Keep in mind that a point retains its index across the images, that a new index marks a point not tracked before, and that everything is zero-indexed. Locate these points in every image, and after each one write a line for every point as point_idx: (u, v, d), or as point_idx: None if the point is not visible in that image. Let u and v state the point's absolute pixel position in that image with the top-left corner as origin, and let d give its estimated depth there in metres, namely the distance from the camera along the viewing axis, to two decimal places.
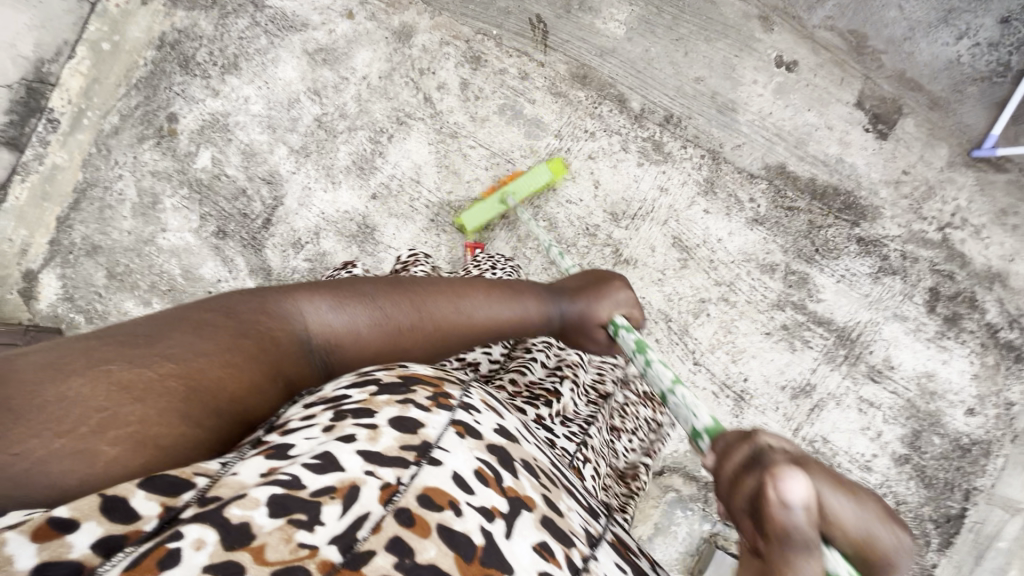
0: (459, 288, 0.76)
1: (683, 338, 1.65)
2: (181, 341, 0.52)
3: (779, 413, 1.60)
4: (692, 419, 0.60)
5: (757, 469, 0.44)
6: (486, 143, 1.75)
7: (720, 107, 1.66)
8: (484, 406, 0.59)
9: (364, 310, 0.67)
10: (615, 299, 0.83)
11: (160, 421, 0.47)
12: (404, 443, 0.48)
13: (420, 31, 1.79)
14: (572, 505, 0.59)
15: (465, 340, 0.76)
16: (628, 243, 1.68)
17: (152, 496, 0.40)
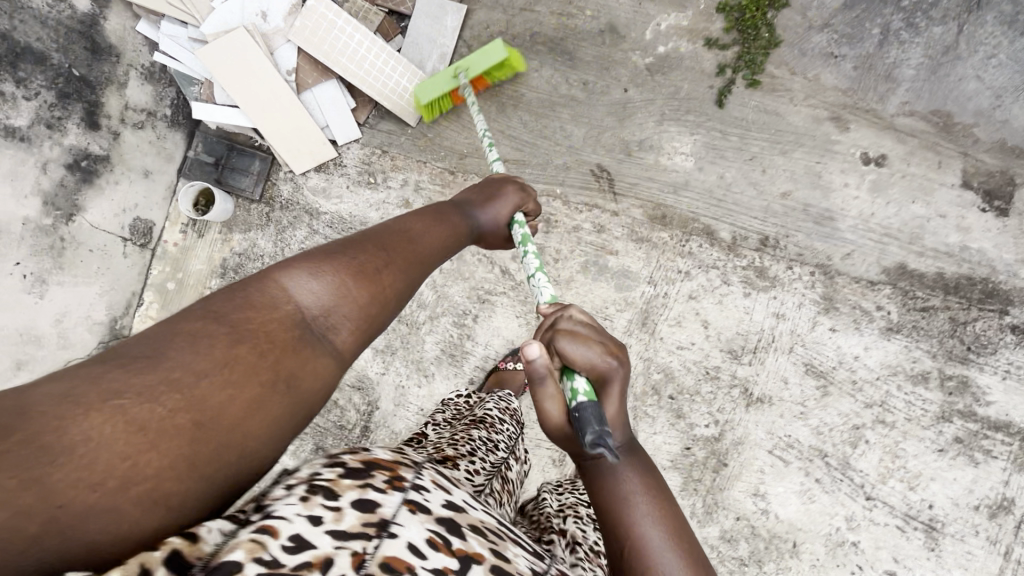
0: (416, 224, 0.82)
1: (846, 473, 1.49)
2: (175, 369, 0.48)
3: (981, 537, 1.42)
4: (541, 296, 1.01)
5: (553, 328, 0.75)
6: (578, 303, 1.67)
7: (816, 218, 1.57)
8: (435, 483, 0.58)
9: (339, 270, 0.63)
10: (510, 200, 1.07)
11: (173, 479, 0.44)
12: (366, 521, 0.47)
13: None
14: (520, 553, 0.59)
15: (438, 265, 0.82)
16: (757, 379, 1.55)
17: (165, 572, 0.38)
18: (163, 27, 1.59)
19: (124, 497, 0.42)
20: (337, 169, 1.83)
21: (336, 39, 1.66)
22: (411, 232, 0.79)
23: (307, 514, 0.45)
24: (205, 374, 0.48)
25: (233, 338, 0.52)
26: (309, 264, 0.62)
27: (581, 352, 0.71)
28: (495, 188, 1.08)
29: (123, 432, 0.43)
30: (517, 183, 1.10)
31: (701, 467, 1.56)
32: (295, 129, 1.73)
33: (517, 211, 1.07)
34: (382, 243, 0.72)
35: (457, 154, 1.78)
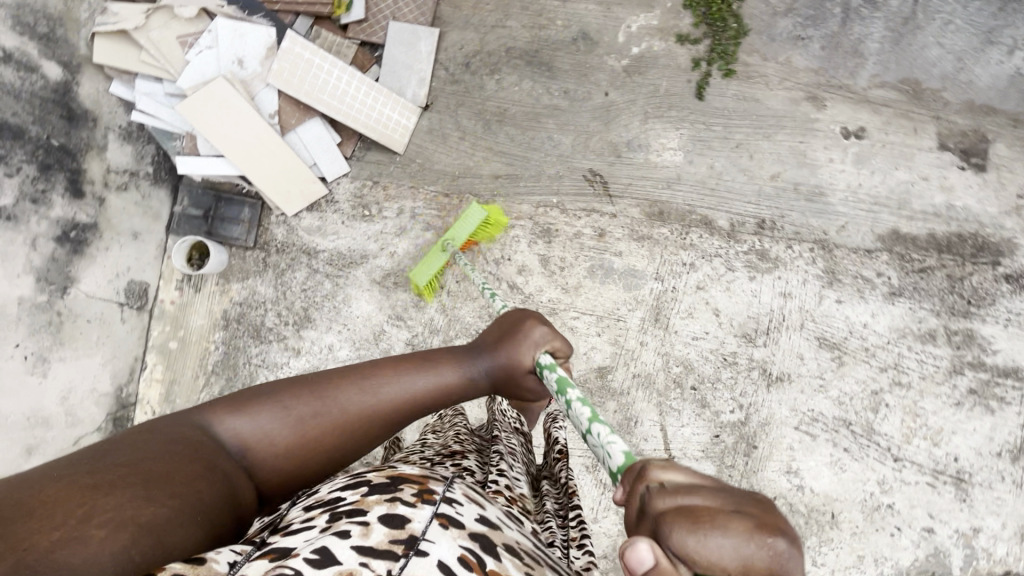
0: (375, 375, 0.75)
1: (872, 438, 1.53)
2: (120, 454, 0.56)
3: (1007, 482, 1.48)
4: (609, 458, 0.65)
5: (642, 512, 0.47)
6: (589, 308, 1.68)
7: (807, 196, 1.61)
8: (466, 498, 0.65)
9: (276, 415, 0.69)
10: (533, 337, 0.80)
11: (138, 504, 0.51)
12: (393, 538, 0.55)
13: None
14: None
15: (385, 420, 0.75)
16: (774, 359, 1.59)
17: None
18: (139, 86, 1.55)
19: (94, 531, 0.47)
20: (330, 205, 1.81)
21: (315, 78, 1.65)
22: (371, 386, 0.74)
23: (337, 529, 0.54)
24: (148, 455, 0.57)
25: (171, 442, 0.61)
26: (238, 404, 0.70)
27: (719, 547, 0.42)
28: (509, 321, 0.84)
29: (88, 481, 0.51)
30: (540, 321, 0.82)
31: (732, 452, 1.59)
32: (282, 172, 1.71)
33: (545, 349, 0.80)
34: (313, 384, 0.73)
35: (449, 176, 1.78)
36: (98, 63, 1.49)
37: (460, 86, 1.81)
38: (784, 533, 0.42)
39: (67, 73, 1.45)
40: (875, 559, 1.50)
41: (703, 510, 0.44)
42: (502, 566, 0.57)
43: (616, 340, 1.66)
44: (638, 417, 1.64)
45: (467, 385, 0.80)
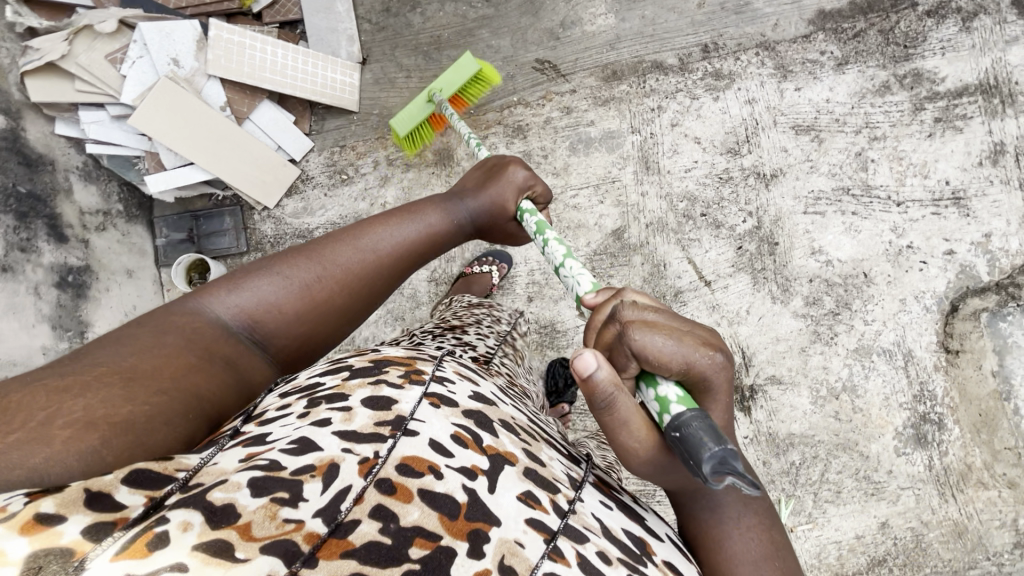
0: (362, 230, 0.90)
1: (872, 194, 1.65)
2: (104, 352, 0.64)
3: (998, 184, 1.61)
4: (579, 287, 0.98)
5: (613, 318, 0.73)
6: (584, 182, 1.75)
7: (736, 9, 1.73)
8: (456, 377, 0.78)
9: (274, 282, 0.80)
10: (515, 179, 1.08)
11: (106, 406, 0.56)
12: (379, 420, 0.65)
13: (456, 145, 1.80)
14: (553, 456, 0.78)
15: (386, 270, 0.90)
16: (763, 161, 1.69)
17: (128, 487, 0.49)
18: (83, 117, 1.53)
19: (56, 432, 0.52)
20: (307, 184, 1.82)
21: (253, 58, 1.66)
22: (360, 240, 0.89)
23: (317, 419, 0.64)
24: (127, 355, 0.64)
25: (162, 334, 0.69)
26: (234, 285, 0.78)
27: (665, 347, 0.68)
28: (490, 172, 1.11)
29: (59, 384, 0.57)
30: (517, 165, 1.10)
31: (758, 255, 1.68)
32: (249, 161, 1.72)
33: (522, 196, 1.09)
34: (313, 251, 0.85)
35: None
36: (36, 102, 1.46)
37: (388, 31, 1.85)
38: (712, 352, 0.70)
39: (10, 119, 1.41)
40: (915, 297, 1.63)
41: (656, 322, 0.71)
42: (499, 442, 0.69)
43: (620, 199, 1.73)
44: (666, 260, 1.71)
45: (456, 227, 1.03)
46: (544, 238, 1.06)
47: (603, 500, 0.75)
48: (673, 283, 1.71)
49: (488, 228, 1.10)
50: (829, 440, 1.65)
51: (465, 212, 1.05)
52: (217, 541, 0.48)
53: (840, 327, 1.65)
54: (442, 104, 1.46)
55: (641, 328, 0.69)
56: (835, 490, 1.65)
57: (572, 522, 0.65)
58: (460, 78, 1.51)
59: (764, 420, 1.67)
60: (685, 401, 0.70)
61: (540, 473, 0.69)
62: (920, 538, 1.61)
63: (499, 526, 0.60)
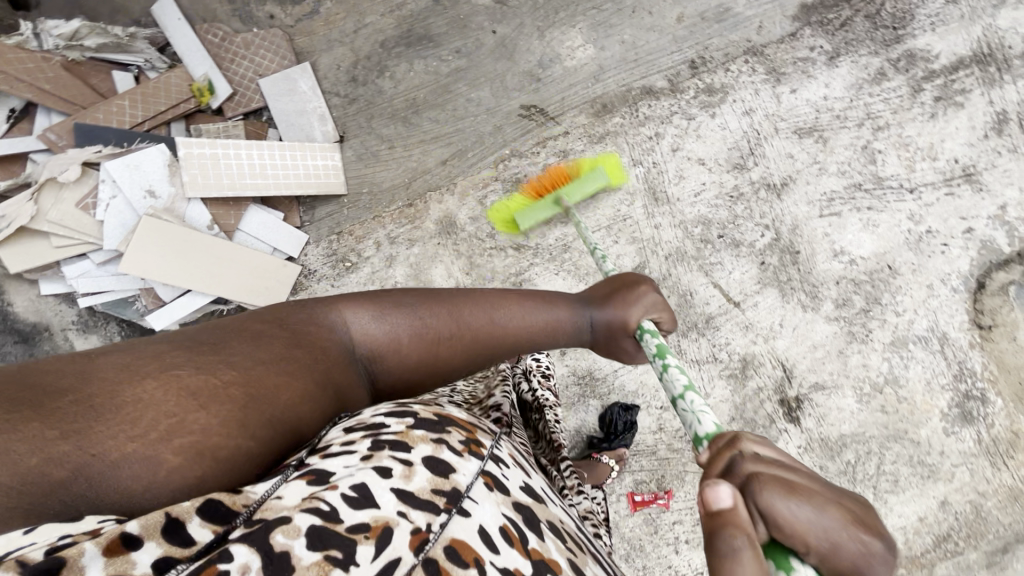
0: (494, 300, 0.87)
1: (884, 185, 1.63)
2: (240, 351, 0.66)
3: (1005, 153, 1.60)
4: (698, 425, 0.74)
5: (733, 473, 0.61)
6: (595, 224, 1.70)
7: (717, 18, 1.67)
8: (511, 462, 0.72)
9: (404, 320, 0.81)
10: (646, 300, 0.92)
11: (219, 435, 0.58)
12: (436, 488, 0.59)
13: (457, 210, 1.73)
14: (600, 572, 0.68)
15: (500, 346, 0.87)
16: (771, 170, 1.66)
17: (200, 520, 0.50)
18: (67, 272, 1.45)
19: (172, 452, 0.55)
20: (311, 278, 1.71)
21: (229, 167, 1.56)
22: (490, 312, 0.86)
23: (379, 465, 0.58)
24: (256, 366, 0.65)
25: (291, 346, 0.70)
26: (378, 309, 0.80)
27: (800, 515, 0.56)
28: (623, 281, 0.95)
29: (187, 390, 0.59)
30: (653, 287, 0.94)
31: (782, 267, 1.67)
32: (250, 272, 1.61)
33: (649, 318, 0.91)
34: (450, 302, 0.84)
35: (403, 187, 1.74)
36: (16, 271, 1.37)
37: (359, 101, 1.75)
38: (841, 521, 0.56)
39: None
40: (942, 280, 1.63)
41: (794, 484, 0.58)
42: (544, 545, 0.63)
43: (634, 235, 1.69)
44: (692, 288, 1.69)
45: (570, 328, 0.91)
46: (664, 362, 0.85)
47: None
48: (703, 311, 1.69)
49: (605, 346, 0.94)
50: (880, 434, 1.68)
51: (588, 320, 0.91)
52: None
53: (873, 323, 1.66)
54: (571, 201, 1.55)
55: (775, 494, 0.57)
56: (893, 480, 1.68)
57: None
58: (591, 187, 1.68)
59: (814, 427, 1.69)
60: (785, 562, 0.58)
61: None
62: (980, 509, 1.65)
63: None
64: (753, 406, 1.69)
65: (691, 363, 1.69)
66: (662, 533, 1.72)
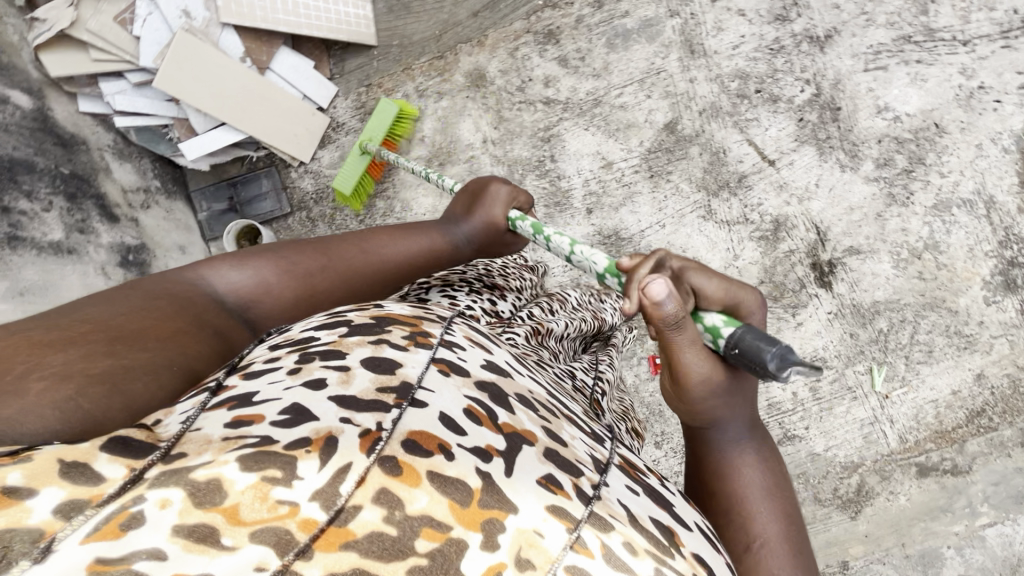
0: (365, 235, 0.85)
1: (936, 37, 1.56)
2: (95, 309, 0.57)
3: None
4: (595, 266, 0.83)
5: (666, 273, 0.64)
6: (628, 78, 1.66)
7: None
8: (468, 342, 0.63)
9: (266, 264, 0.75)
10: (499, 195, 0.98)
11: (90, 360, 0.50)
12: (381, 386, 0.51)
13: (487, 63, 1.71)
14: (576, 434, 0.61)
15: (383, 279, 0.85)
16: (815, 22, 1.59)
17: (109, 456, 0.38)
18: (106, 89, 1.45)
19: (32, 383, 0.45)
20: (339, 131, 1.75)
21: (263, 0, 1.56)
22: (361, 244, 0.84)
23: (309, 378, 0.50)
24: (123, 312, 0.58)
25: (151, 298, 0.62)
26: (237, 260, 0.73)
27: (710, 288, 0.62)
28: (476, 188, 1.00)
29: (39, 337, 0.50)
30: (502, 181, 1.00)
31: (821, 124, 1.61)
32: (279, 114, 1.65)
33: (512, 206, 0.99)
34: (309, 245, 0.80)
35: (433, 39, 1.72)
36: (56, 77, 1.39)
37: None
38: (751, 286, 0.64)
39: (35, 99, 1.34)
40: (992, 139, 1.55)
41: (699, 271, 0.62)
42: (516, 419, 0.54)
43: (667, 90, 1.65)
44: (725, 145, 1.64)
45: (447, 250, 0.96)
46: (545, 235, 0.92)
47: (632, 484, 0.57)
48: (735, 169, 1.64)
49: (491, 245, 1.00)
50: (915, 302, 1.62)
51: (461, 235, 0.96)
52: (195, 528, 0.35)
53: (915, 185, 1.59)
54: (372, 147, 1.55)
55: (701, 269, 0.63)
56: (926, 350, 1.62)
57: (597, 509, 0.48)
58: (384, 121, 1.61)
59: (846, 293, 1.64)
60: (732, 322, 0.61)
61: (563, 454, 0.53)
62: (1018, 383, 1.59)
63: (516, 514, 0.44)
64: (783, 269, 1.64)
65: (720, 224, 1.66)
66: None
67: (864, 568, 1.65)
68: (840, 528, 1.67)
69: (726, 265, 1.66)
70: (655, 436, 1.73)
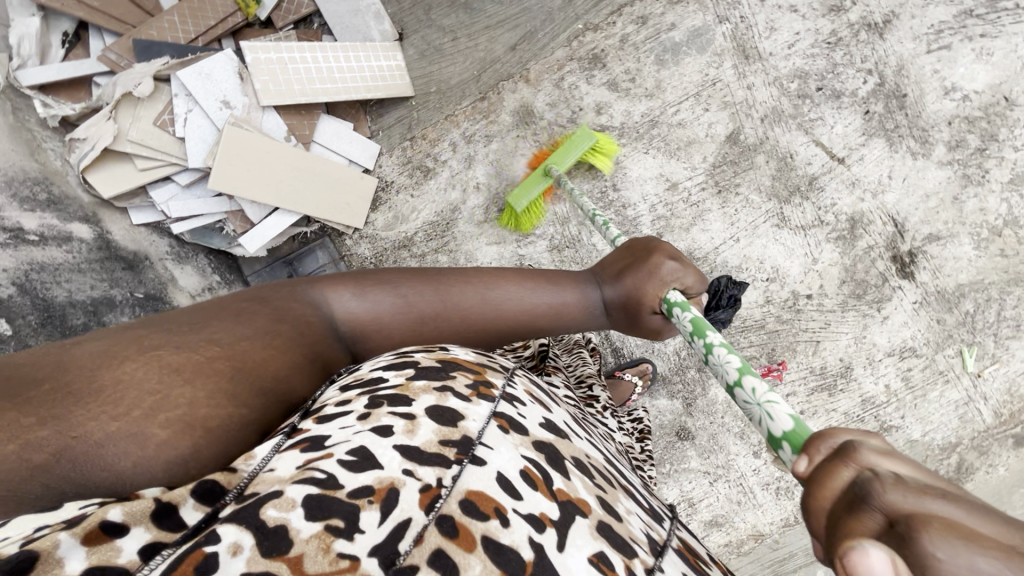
0: (496, 279, 0.86)
1: (997, 8, 1.52)
2: (220, 329, 0.64)
3: None
4: (770, 422, 0.62)
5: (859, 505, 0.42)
6: (683, 93, 1.60)
7: None
8: (529, 398, 0.72)
9: (386, 296, 0.79)
10: (660, 271, 0.86)
11: (207, 406, 0.57)
12: (444, 440, 0.58)
13: (533, 96, 1.63)
14: (633, 509, 0.70)
15: (493, 328, 0.85)
16: (871, 8, 1.54)
17: (194, 503, 0.48)
18: (157, 197, 1.38)
19: (156, 430, 0.53)
20: (390, 191, 1.69)
21: (298, 72, 1.47)
22: (488, 292, 0.84)
23: (378, 425, 0.57)
24: (245, 342, 0.64)
25: (275, 322, 0.68)
26: (361, 287, 0.78)
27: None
28: (634, 254, 0.90)
29: (173, 365, 0.57)
30: (668, 252, 0.87)
31: (889, 113, 1.56)
32: (333, 189, 1.58)
33: (671, 287, 0.85)
34: (439, 283, 0.83)
35: (473, 80, 1.65)
36: (109, 197, 1.32)
37: None
38: None
39: (93, 226, 1.27)
40: None
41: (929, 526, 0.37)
42: (571, 485, 0.62)
43: (725, 100, 1.59)
44: (792, 149, 1.60)
45: (579, 312, 0.89)
46: (705, 343, 0.77)
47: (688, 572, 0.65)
48: (805, 172, 1.60)
49: (626, 325, 0.90)
50: (999, 279, 1.61)
51: (598, 298, 0.89)
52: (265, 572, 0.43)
53: (990, 163, 1.56)
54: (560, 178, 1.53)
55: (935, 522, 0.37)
56: (1015, 325, 1.63)
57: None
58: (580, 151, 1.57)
59: (930, 280, 1.62)
60: None
61: (615, 532, 0.60)
62: None
63: None
64: (864, 266, 1.63)
65: (796, 229, 1.62)
66: None
67: None
68: None
69: (806, 270, 1.64)
70: (753, 446, 1.75)
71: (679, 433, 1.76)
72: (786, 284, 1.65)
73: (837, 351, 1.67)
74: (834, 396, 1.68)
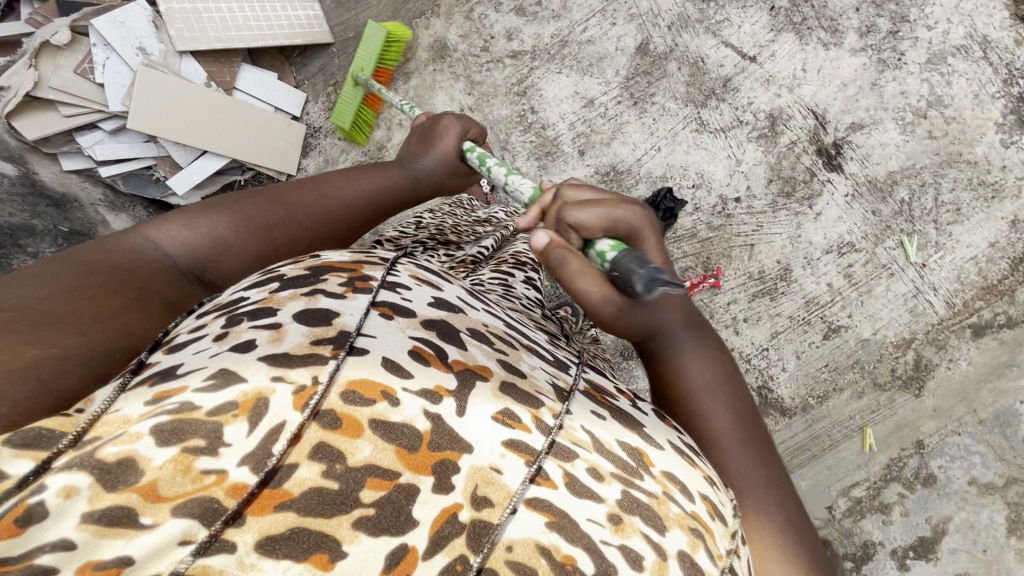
0: (316, 179, 0.85)
1: None
2: (19, 289, 0.52)
3: None
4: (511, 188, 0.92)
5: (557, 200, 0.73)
6: (589, 11, 1.64)
7: None
8: (415, 279, 0.59)
9: (211, 217, 0.71)
10: (450, 126, 1.00)
11: (17, 356, 0.45)
12: (316, 338, 0.47)
13: (446, 31, 1.69)
14: (537, 364, 0.60)
15: (347, 224, 0.86)
16: None
17: (11, 451, 0.36)
18: (83, 142, 1.46)
19: None
20: (318, 136, 1.74)
21: (213, 20, 1.55)
22: (320, 191, 0.82)
23: (235, 342, 0.46)
24: (62, 297, 0.53)
25: (91, 274, 0.58)
26: (182, 218, 0.70)
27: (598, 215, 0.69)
28: (430, 123, 1.02)
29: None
30: (454, 116, 1.02)
31: (794, 7, 1.57)
32: (258, 132, 1.63)
33: (463, 137, 1.01)
34: (264, 194, 0.78)
35: (388, 22, 1.71)
36: (34, 141, 1.40)
37: None
38: (634, 204, 0.72)
39: (17, 165, 1.38)
40: None
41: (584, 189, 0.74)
42: (467, 355, 0.52)
43: (630, 13, 1.62)
44: (702, 53, 1.61)
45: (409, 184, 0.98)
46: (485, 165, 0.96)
47: (596, 409, 0.58)
48: (718, 75, 1.61)
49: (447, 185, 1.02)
50: (932, 163, 1.57)
51: (422, 171, 0.99)
52: (113, 507, 0.35)
53: (905, 45, 1.54)
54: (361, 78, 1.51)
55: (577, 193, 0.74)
56: (954, 209, 1.58)
57: (558, 440, 0.51)
58: (375, 46, 1.55)
59: (859, 171, 1.59)
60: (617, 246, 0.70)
61: (521, 386, 0.53)
62: None
63: (470, 454, 0.45)
64: (790, 163, 1.61)
65: (715, 132, 1.62)
66: (719, 316, 1.65)
67: (942, 443, 1.59)
68: (907, 409, 1.60)
69: (731, 172, 1.63)
70: None
71: (623, 353, 1.73)
72: (712, 190, 1.64)
73: (773, 252, 1.63)
74: (776, 300, 1.64)
